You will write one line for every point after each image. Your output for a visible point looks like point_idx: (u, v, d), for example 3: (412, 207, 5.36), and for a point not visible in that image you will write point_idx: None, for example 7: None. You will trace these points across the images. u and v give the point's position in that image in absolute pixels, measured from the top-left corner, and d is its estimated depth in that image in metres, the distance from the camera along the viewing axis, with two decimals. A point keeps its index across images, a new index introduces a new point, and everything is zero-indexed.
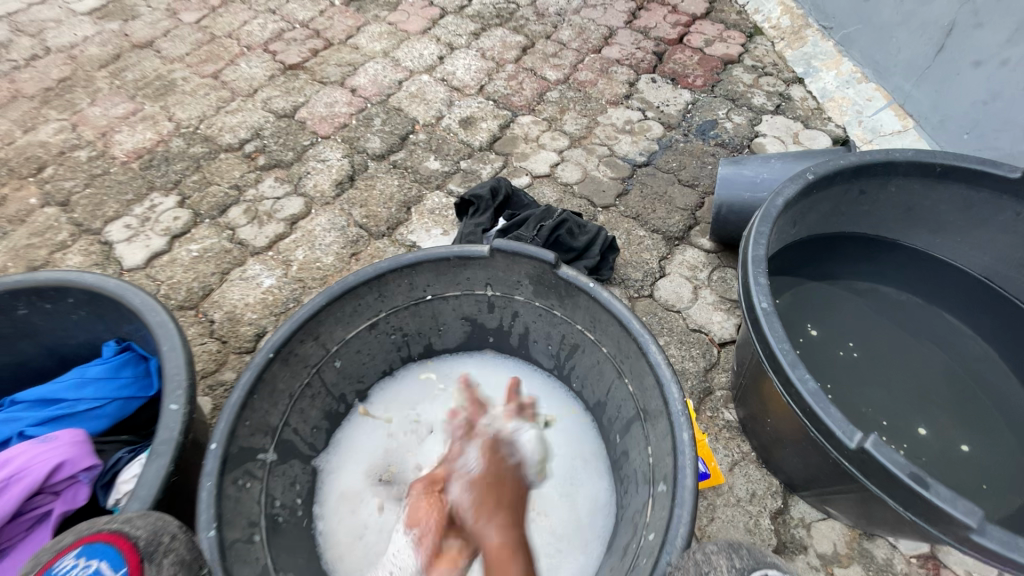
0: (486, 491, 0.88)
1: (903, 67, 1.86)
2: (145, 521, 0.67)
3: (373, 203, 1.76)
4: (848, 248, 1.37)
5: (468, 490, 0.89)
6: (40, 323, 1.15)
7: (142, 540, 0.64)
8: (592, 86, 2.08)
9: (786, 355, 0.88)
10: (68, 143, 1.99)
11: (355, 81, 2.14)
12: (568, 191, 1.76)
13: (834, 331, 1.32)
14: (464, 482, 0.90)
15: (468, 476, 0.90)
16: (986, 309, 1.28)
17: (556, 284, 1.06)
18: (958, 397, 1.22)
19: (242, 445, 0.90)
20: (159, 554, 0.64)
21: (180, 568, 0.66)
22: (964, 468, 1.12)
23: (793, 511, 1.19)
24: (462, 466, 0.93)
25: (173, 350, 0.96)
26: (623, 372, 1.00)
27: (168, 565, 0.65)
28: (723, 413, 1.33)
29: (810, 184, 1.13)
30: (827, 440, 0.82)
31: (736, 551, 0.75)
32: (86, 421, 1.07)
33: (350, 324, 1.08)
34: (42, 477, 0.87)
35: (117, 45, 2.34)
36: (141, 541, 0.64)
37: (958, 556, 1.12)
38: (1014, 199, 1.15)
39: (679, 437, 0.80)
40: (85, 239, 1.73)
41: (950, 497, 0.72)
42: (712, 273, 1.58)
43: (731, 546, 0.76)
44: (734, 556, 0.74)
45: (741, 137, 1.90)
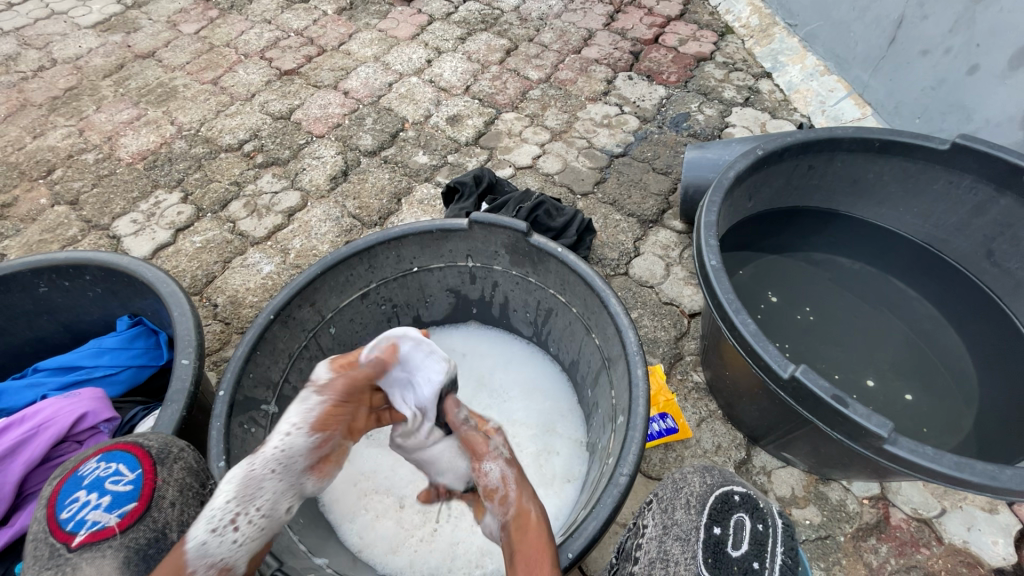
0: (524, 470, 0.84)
1: (860, 59, 1.98)
2: (156, 436, 0.81)
3: (365, 196, 1.87)
4: (802, 222, 1.48)
5: (511, 467, 0.84)
6: (59, 299, 1.25)
7: (154, 449, 0.78)
8: (572, 84, 2.20)
9: (731, 303, 1.00)
10: (76, 147, 2.11)
11: (348, 84, 2.26)
12: (549, 181, 1.87)
13: (792, 297, 1.43)
14: (505, 462, 0.85)
15: (507, 456, 0.86)
16: (929, 272, 1.40)
17: (530, 252, 1.17)
18: (903, 352, 1.33)
19: (247, 394, 1.00)
20: (169, 460, 0.78)
21: (188, 473, 0.80)
22: (908, 413, 1.23)
23: (755, 460, 1.29)
24: (495, 447, 0.87)
25: (183, 315, 1.07)
26: (590, 328, 1.12)
27: (177, 469, 0.79)
28: (692, 375, 1.43)
29: (760, 159, 1.24)
30: (765, 373, 0.94)
31: (709, 470, 0.74)
32: (103, 385, 1.18)
33: (343, 293, 1.19)
34: (68, 425, 0.98)
35: (120, 56, 2.46)
36: (153, 450, 0.78)
37: (906, 495, 1.21)
38: (947, 169, 1.26)
39: (634, 373, 0.92)
40: (94, 234, 1.83)
41: (867, 414, 0.84)
42: (683, 251, 1.67)
43: (706, 466, 0.75)
44: (706, 474, 0.74)
45: (712, 127, 2.01)
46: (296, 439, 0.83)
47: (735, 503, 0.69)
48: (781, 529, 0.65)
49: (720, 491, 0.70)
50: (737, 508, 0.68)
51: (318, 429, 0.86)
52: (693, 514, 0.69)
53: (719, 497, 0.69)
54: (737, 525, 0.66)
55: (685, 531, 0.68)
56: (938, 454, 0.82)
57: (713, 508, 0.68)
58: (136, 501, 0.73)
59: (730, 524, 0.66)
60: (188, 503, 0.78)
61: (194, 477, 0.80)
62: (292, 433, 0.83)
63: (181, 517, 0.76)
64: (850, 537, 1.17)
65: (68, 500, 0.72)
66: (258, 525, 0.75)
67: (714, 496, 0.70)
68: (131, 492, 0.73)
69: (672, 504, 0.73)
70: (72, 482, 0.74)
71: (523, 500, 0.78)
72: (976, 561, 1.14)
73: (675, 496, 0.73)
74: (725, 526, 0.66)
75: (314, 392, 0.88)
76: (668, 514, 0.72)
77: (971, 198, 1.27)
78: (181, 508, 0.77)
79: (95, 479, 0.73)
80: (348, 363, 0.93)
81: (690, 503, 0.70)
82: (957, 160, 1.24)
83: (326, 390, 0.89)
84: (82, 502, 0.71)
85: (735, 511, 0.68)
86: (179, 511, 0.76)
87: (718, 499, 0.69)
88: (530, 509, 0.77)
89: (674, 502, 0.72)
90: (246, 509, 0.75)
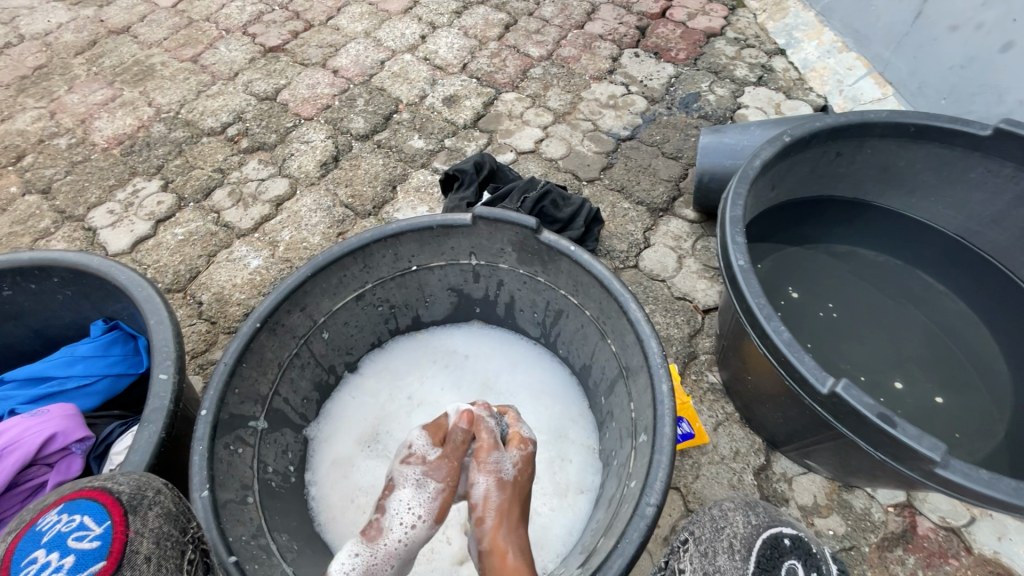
0: (511, 503, 0.91)
1: (882, 35, 1.86)
2: (128, 479, 0.71)
3: (358, 183, 1.76)
4: (826, 212, 1.40)
5: (498, 494, 0.91)
6: (26, 303, 1.15)
7: (125, 495, 0.67)
8: (576, 62, 2.07)
9: (762, 309, 0.93)
10: (47, 131, 1.97)
11: (337, 62, 2.12)
12: (553, 166, 1.77)
13: (814, 293, 1.35)
14: (497, 484, 0.92)
15: (502, 479, 0.92)
16: (959, 266, 1.33)
17: (539, 250, 1.08)
18: (932, 352, 1.26)
19: (232, 412, 0.92)
20: (144, 506, 0.67)
21: (165, 520, 0.68)
22: (939, 418, 1.16)
23: (775, 466, 1.22)
24: (496, 462, 0.94)
25: (160, 322, 0.97)
26: (606, 333, 1.04)
27: (153, 516, 0.67)
28: (708, 376, 1.35)
29: (788, 146, 1.14)
30: (801, 387, 0.88)
31: (753, 509, 0.72)
32: (77, 398, 1.09)
33: (336, 296, 1.09)
34: (35, 449, 0.89)
35: (92, 31, 2.30)
36: (124, 496, 0.67)
37: (933, 504, 1.15)
38: (987, 157, 1.17)
39: (658, 389, 0.84)
40: (68, 226, 1.71)
41: (916, 435, 0.79)
42: (696, 242, 1.58)
43: (749, 504, 0.73)
44: (750, 513, 0.71)
45: (724, 108, 1.90)
46: (419, 532, 0.87)
47: (786, 547, 0.65)
48: (836, 574, 0.63)
49: (767, 535, 0.67)
50: (787, 554, 0.64)
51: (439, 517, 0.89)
52: (738, 561, 0.65)
53: (767, 541, 0.66)
54: (790, 572, 0.62)
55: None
56: (993, 479, 0.76)
57: (761, 555, 0.65)
58: (106, 558, 0.58)
59: (780, 573, 0.62)
60: (167, 556, 0.64)
61: (173, 524, 0.68)
62: (417, 526, 0.87)
63: (158, 572, 0.62)
64: (875, 548, 1.12)
65: (24, 562, 0.57)
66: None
67: (762, 539, 0.67)
68: (98, 549, 0.59)
69: (713, 548, 0.69)
70: (28, 541, 0.59)
71: (501, 537, 0.88)
72: (1007, 572, 1.09)
73: (715, 538, 0.70)
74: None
75: (429, 476, 0.91)
76: (709, 559, 0.68)
77: (1011, 188, 1.19)
78: (159, 562, 0.62)
79: (57, 534, 0.59)
80: (438, 428, 0.98)
81: (734, 547, 0.67)
82: (998, 147, 1.15)
83: (438, 472, 0.92)
84: (41, 562, 0.57)
85: (786, 558, 0.64)
86: (156, 566, 0.62)
87: (766, 544, 0.66)
88: (507, 555, 0.86)
89: (715, 545, 0.69)
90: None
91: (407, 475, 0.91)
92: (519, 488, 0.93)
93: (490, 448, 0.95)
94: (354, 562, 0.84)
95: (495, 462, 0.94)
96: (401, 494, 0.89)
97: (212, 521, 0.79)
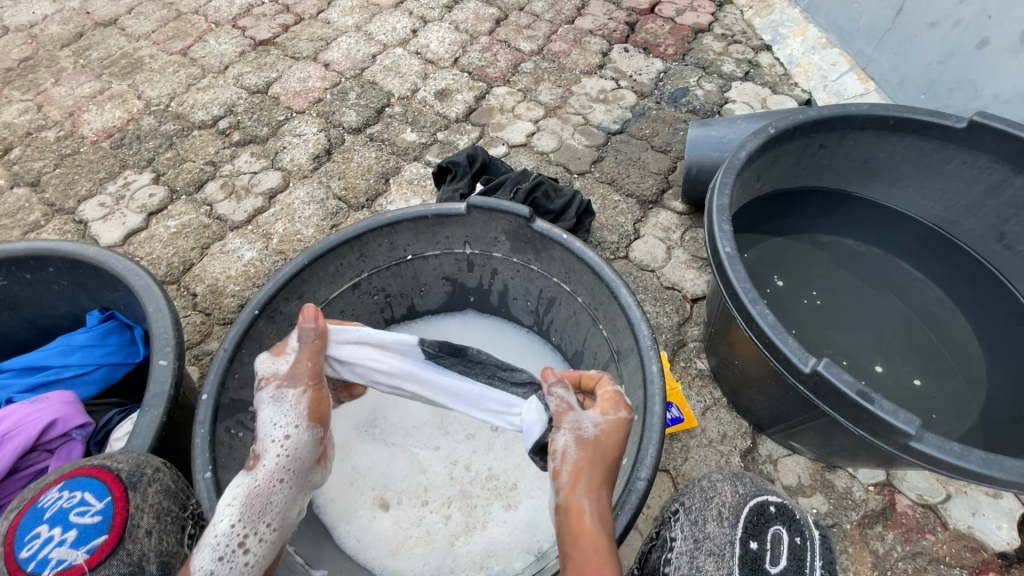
0: (590, 463, 0.75)
1: (864, 32, 1.91)
2: (126, 457, 0.75)
3: (351, 175, 1.77)
4: (810, 202, 1.44)
5: (574, 451, 0.76)
6: (21, 294, 1.15)
7: (124, 472, 0.72)
8: (566, 56, 2.09)
9: (748, 294, 0.97)
10: (34, 123, 1.95)
11: (328, 55, 2.12)
12: (545, 160, 1.79)
13: (798, 281, 1.39)
14: (575, 442, 0.77)
15: (582, 437, 0.77)
16: (936, 254, 1.38)
17: (532, 238, 1.11)
18: (910, 337, 1.31)
19: (232, 397, 0.93)
20: (143, 483, 0.73)
21: (164, 496, 0.74)
22: (917, 399, 1.21)
23: (761, 449, 1.26)
24: (575, 420, 0.79)
25: (159, 310, 0.98)
26: (598, 319, 1.07)
27: (153, 493, 0.73)
28: (696, 362, 1.39)
29: (772, 138, 1.18)
30: (785, 368, 0.92)
31: (740, 479, 0.76)
32: (75, 386, 1.10)
33: (333, 284, 1.11)
34: (36, 434, 0.91)
35: (78, 24, 2.28)
36: (124, 473, 0.72)
37: (911, 482, 1.20)
38: (962, 148, 1.22)
39: (648, 369, 0.87)
40: (58, 219, 1.70)
41: (893, 410, 0.83)
42: (684, 233, 1.62)
43: (735, 475, 0.77)
44: (737, 484, 0.75)
45: (711, 103, 1.93)
46: (297, 440, 0.79)
47: (771, 514, 0.70)
48: (817, 539, 0.66)
49: (755, 503, 0.71)
50: (772, 520, 0.69)
51: (314, 421, 0.82)
52: (727, 528, 0.70)
53: (754, 509, 0.71)
54: (774, 537, 0.67)
55: (718, 545, 0.69)
56: (965, 451, 0.80)
57: (749, 522, 0.69)
58: (108, 533, 0.66)
59: (766, 538, 0.67)
60: (168, 530, 0.72)
61: (172, 500, 0.75)
62: (292, 435, 0.79)
63: (159, 546, 0.70)
64: (857, 525, 1.16)
65: (28, 536, 0.64)
66: (269, 536, 0.75)
67: (749, 507, 0.71)
68: (99, 525, 0.66)
69: (703, 517, 0.74)
70: (31, 516, 0.65)
71: (575, 495, 0.73)
72: (980, 546, 1.13)
73: (704, 507, 0.75)
74: (761, 540, 0.67)
75: (287, 388, 0.82)
76: (698, 526, 0.74)
77: (986, 178, 1.23)
78: (160, 536, 0.71)
79: (58, 511, 0.65)
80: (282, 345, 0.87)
81: (723, 515, 0.72)
82: (973, 140, 1.19)
83: (295, 379, 0.83)
84: (45, 537, 0.63)
85: (771, 523, 0.69)
86: (157, 540, 0.70)
87: (752, 511, 0.70)
88: (580, 513, 0.72)
89: (705, 513, 0.74)
90: (255, 527, 0.73)
91: (264, 396, 0.82)
92: (605, 450, 0.77)
93: (565, 408, 0.80)
94: (237, 492, 0.74)
95: (572, 420, 0.79)
96: (265, 414, 0.80)
97: (214, 501, 0.79)
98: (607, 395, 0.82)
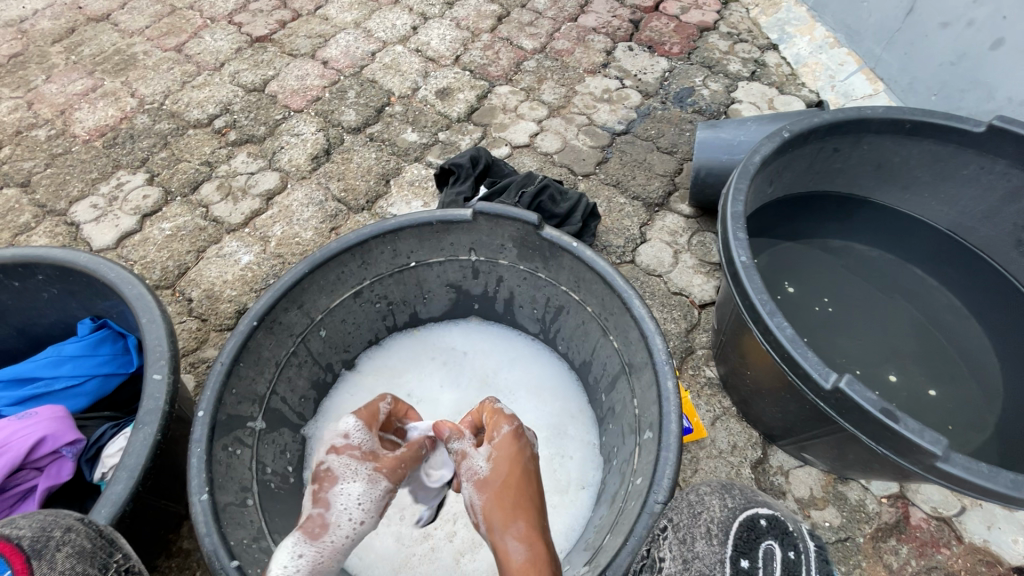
0: (498, 496, 0.79)
1: (873, 31, 1.88)
2: (30, 521, 0.59)
3: (350, 176, 1.73)
4: (821, 206, 1.41)
5: (479, 495, 0.80)
6: (9, 302, 1.11)
7: (26, 540, 0.56)
8: (570, 55, 2.05)
9: (765, 305, 0.94)
10: (25, 122, 1.90)
11: (326, 52, 2.08)
12: (548, 161, 1.75)
13: (810, 288, 1.36)
14: (476, 485, 0.81)
15: (479, 478, 0.81)
16: (950, 260, 1.35)
17: (540, 246, 1.08)
18: (924, 345, 1.28)
19: (229, 413, 0.90)
20: (51, 548, 0.57)
21: (78, 560, 0.59)
22: (933, 410, 1.18)
23: (772, 460, 1.24)
24: (469, 465, 0.83)
25: (153, 321, 0.94)
26: (608, 329, 1.03)
27: (63, 558, 0.58)
28: (705, 370, 1.35)
29: (786, 142, 1.15)
30: (804, 383, 0.89)
31: (728, 491, 0.70)
32: (65, 399, 1.06)
33: (334, 292, 1.08)
34: (24, 453, 0.88)
35: (70, 19, 2.22)
36: (26, 541, 0.56)
37: (926, 494, 1.18)
38: (981, 153, 1.19)
39: (663, 385, 0.85)
40: (49, 220, 1.66)
41: (918, 429, 0.81)
42: (692, 237, 1.58)
43: (724, 486, 0.72)
44: (726, 495, 0.70)
45: (718, 103, 1.90)
46: (366, 526, 0.80)
47: (762, 528, 0.65)
48: (813, 553, 0.62)
49: (745, 517, 0.66)
50: (764, 535, 0.64)
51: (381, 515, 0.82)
52: (716, 546, 0.64)
53: (743, 523, 0.65)
54: (768, 552, 0.62)
55: (708, 565, 0.63)
56: (993, 473, 0.78)
57: (739, 539, 0.64)
58: None
59: (758, 556, 0.62)
60: None
61: (89, 562, 0.60)
62: (364, 522, 0.79)
63: None
64: (870, 538, 1.14)
65: None
66: None
67: (738, 522, 0.65)
68: None
69: (691, 535, 0.68)
70: None
71: (497, 538, 0.75)
72: (996, 560, 1.11)
73: (693, 524, 0.69)
74: (753, 559, 0.61)
75: (381, 474, 0.83)
76: (687, 546, 0.67)
77: (1004, 184, 1.21)
78: None
79: None
80: (371, 415, 0.89)
81: (712, 533, 0.66)
82: (992, 144, 1.16)
83: (388, 471, 0.84)
84: None
85: (762, 539, 0.64)
86: None
87: (743, 526, 0.65)
88: (510, 553, 0.73)
89: (693, 531, 0.68)
90: None
91: (358, 470, 0.82)
92: (504, 480, 0.80)
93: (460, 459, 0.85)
94: (299, 565, 0.73)
95: (467, 468, 0.83)
96: (348, 487, 0.80)
97: (211, 525, 0.77)
98: (490, 422, 0.87)
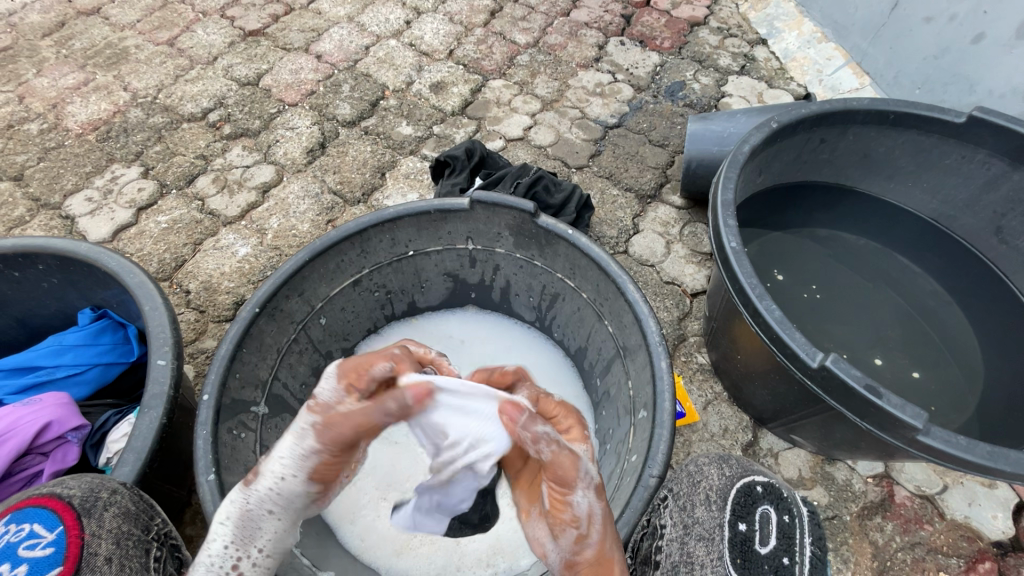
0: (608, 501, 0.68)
1: (860, 26, 1.91)
2: (79, 483, 0.66)
3: (345, 169, 1.74)
4: (808, 197, 1.45)
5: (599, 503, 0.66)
6: (10, 292, 1.12)
7: (77, 499, 0.63)
8: (562, 49, 2.07)
9: (754, 288, 0.97)
10: (16, 115, 1.89)
11: (320, 47, 2.08)
12: (542, 154, 1.78)
13: (797, 275, 1.40)
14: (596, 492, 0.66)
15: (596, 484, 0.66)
16: (933, 248, 1.40)
17: (536, 233, 1.10)
18: (908, 331, 1.32)
19: (233, 397, 0.92)
20: (99, 508, 0.64)
21: (124, 520, 0.66)
22: (917, 392, 1.22)
23: (762, 442, 1.27)
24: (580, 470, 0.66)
25: (155, 308, 0.95)
26: (603, 314, 1.06)
27: (110, 518, 0.64)
28: (696, 357, 1.39)
29: (774, 132, 1.17)
30: (793, 362, 0.92)
31: (726, 461, 0.77)
32: (67, 388, 1.07)
33: (334, 280, 1.09)
34: (31, 437, 0.90)
35: (60, 12, 2.20)
36: (77, 501, 0.63)
37: (909, 474, 1.22)
38: (961, 143, 1.23)
39: (658, 365, 0.87)
40: (44, 214, 1.66)
41: (900, 404, 0.84)
42: (683, 228, 1.61)
43: (722, 456, 0.78)
44: (724, 466, 0.77)
45: (708, 97, 1.92)
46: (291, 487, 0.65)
47: (758, 494, 0.72)
48: (806, 518, 0.68)
49: (742, 484, 0.73)
50: (760, 500, 0.71)
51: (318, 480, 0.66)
52: (716, 511, 0.72)
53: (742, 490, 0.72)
54: (762, 517, 0.69)
55: (708, 529, 0.71)
56: (971, 445, 0.82)
57: (737, 503, 0.71)
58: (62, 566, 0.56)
59: (755, 520, 0.69)
60: (129, 556, 0.63)
61: (133, 522, 0.67)
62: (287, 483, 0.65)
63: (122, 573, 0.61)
64: (857, 516, 1.17)
65: None
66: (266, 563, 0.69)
67: (736, 488, 0.73)
68: (52, 556, 0.56)
69: (691, 501, 0.75)
70: None
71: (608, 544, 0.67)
72: (977, 535, 1.15)
73: (692, 492, 0.76)
74: (751, 523, 0.69)
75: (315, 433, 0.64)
76: (687, 512, 0.74)
77: (983, 173, 1.25)
78: (121, 563, 0.62)
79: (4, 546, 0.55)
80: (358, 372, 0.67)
81: (711, 499, 0.73)
82: (972, 135, 1.21)
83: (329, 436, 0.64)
84: None
85: (759, 504, 0.71)
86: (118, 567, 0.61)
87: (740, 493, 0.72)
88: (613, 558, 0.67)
89: (693, 498, 0.75)
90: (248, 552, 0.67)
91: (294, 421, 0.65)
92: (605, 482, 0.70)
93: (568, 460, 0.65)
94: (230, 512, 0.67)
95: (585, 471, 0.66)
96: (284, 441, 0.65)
97: (218, 504, 0.79)
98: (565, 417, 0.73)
